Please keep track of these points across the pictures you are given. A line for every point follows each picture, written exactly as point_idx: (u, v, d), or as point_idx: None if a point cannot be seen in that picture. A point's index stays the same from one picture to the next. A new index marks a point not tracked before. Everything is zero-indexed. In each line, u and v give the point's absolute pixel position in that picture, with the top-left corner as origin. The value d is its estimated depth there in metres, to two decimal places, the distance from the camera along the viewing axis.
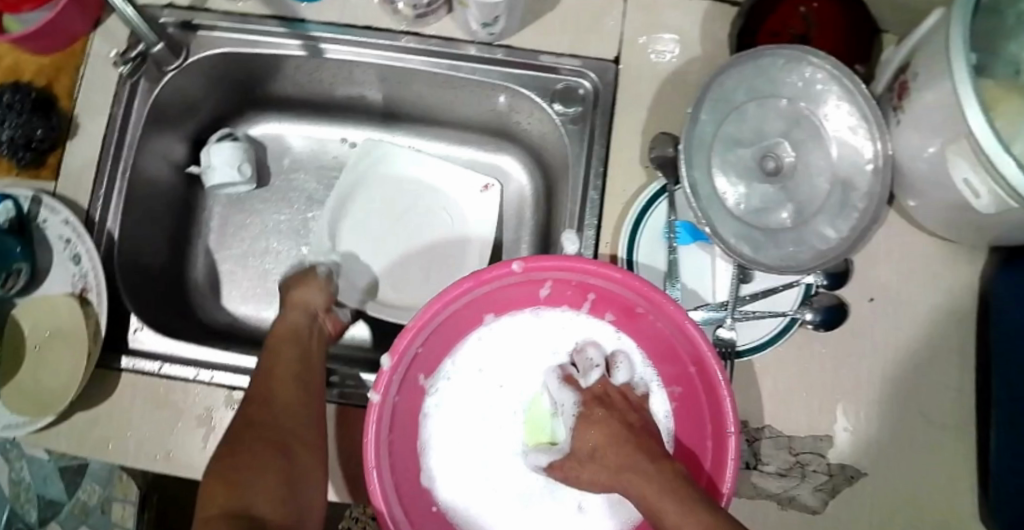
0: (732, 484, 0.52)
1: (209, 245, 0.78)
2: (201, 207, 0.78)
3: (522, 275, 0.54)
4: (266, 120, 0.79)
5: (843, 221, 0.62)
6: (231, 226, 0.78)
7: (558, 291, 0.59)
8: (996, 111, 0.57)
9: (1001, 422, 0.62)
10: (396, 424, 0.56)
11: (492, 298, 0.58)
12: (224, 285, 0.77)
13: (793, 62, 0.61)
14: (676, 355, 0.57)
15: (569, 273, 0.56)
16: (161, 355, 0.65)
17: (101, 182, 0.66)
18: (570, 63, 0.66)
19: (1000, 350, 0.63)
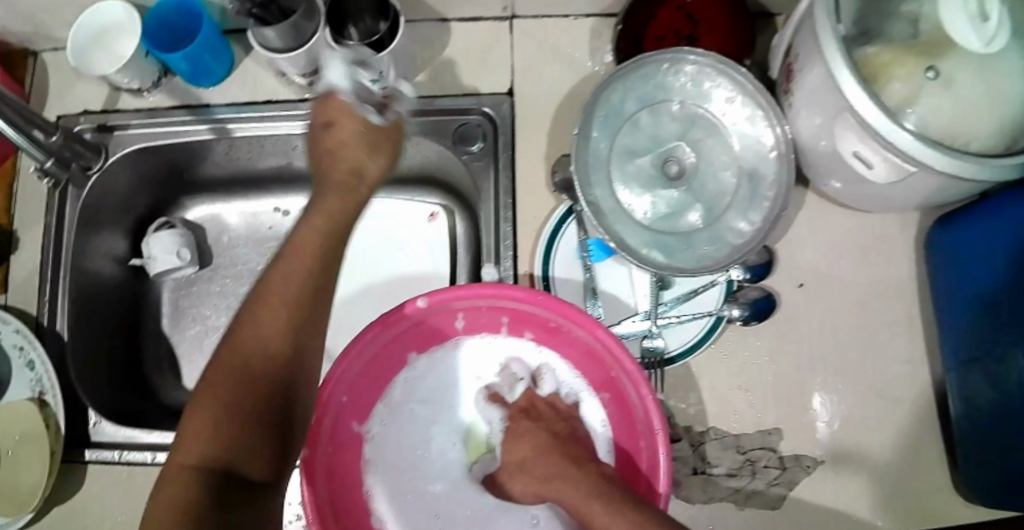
0: (667, 482, 0.53)
1: (162, 330, 0.79)
2: (153, 293, 0.80)
3: (429, 309, 0.57)
4: (200, 203, 0.81)
5: (755, 211, 0.61)
6: (182, 309, 0.79)
7: (473, 320, 0.61)
8: (886, 77, 0.54)
9: (958, 387, 0.61)
10: (335, 476, 0.58)
11: (409, 337, 0.60)
12: (183, 368, 0.78)
13: (677, 64, 0.61)
14: (597, 361, 0.58)
15: (476, 299, 0.57)
16: (121, 442, 0.67)
17: (46, 289, 0.69)
18: (463, 103, 0.67)
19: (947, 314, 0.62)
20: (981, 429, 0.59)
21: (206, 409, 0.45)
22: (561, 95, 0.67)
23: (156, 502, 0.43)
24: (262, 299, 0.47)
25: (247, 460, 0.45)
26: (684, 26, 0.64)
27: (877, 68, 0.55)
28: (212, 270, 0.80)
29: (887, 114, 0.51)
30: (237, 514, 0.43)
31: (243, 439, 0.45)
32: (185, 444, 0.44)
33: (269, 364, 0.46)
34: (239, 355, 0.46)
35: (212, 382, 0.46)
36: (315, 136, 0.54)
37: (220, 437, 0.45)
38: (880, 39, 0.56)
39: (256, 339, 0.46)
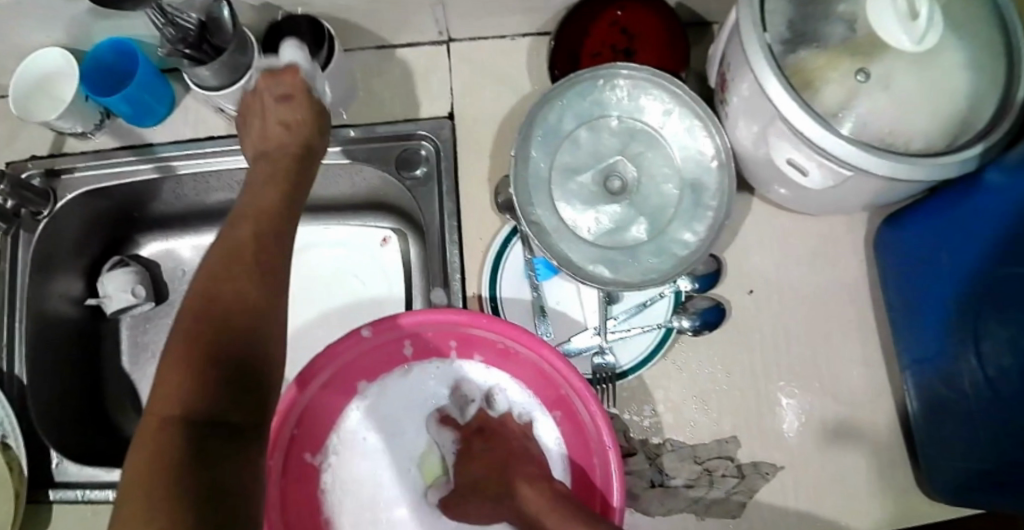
0: (620, 499, 0.52)
1: (123, 367, 0.80)
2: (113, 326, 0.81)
3: (373, 337, 0.56)
4: (152, 239, 0.82)
5: (699, 222, 0.61)
6: (138, 346, 0.80)
7: (422, 346, 0.61)
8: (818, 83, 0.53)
9: (915, 384, 0.60)
10: (290, 510, 0.57)
11: (358, 366, 0.60)
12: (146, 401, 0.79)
13: (612, 79, 0.62)
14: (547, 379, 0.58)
15: (421, 324, 0.57)
16: (84, 481, 0.68)
17: (2, 334, 0.69)
18: (405, 129, 0.67)
19: (901, 311, 0.61)
20: (938, 424, 0.58)
21: (181, 360, 0.40)
22: (501, 115, 0.67)
23: (132, 468, 0.37)
24: (228, 258, 0.45)
25: (234, 409, 0.40)
26: (619, 40, 0.64)
27: (810, 75, 0.53)
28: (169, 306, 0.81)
29: (824, 125, 0.51)
30: (225, 464, 0.38)
31: (229, 382, 0.40)
32: (156, 400, 0.39)
33: (247, 312, 0.43)
34: (210, 304, 0.43)
35: (185, 334, 0.41)
36: (268, 109, 0.58)
37: (202, 387, 0.39)
38: (817, 43, 0.53)
39: (227, 290, 0.44)
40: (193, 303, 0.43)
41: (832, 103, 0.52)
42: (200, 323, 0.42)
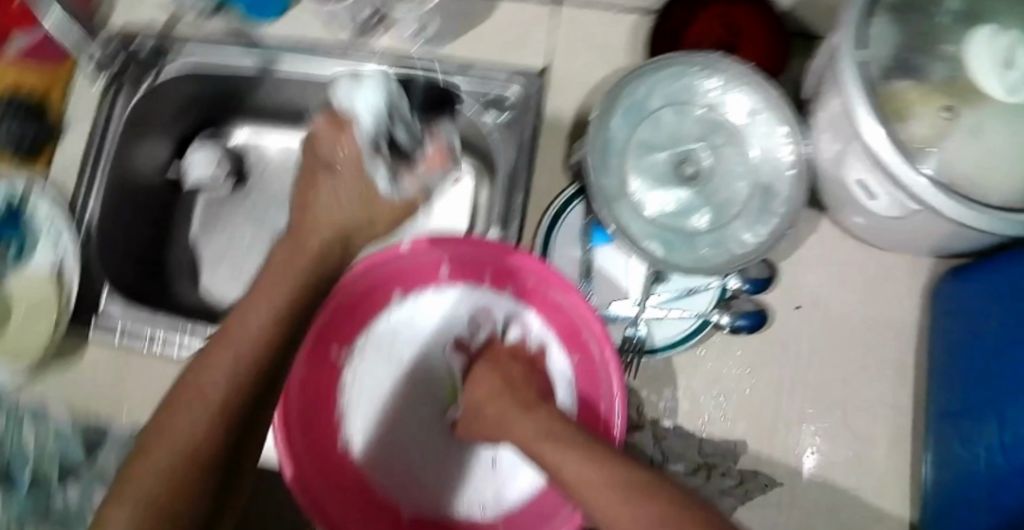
0: (621, 429, 0.56)
1: (191, 236, 0.84)
2: (188, 200, 0.85)
3: (409, 251, 0.61)
4: (240, 128, 0.84)
5: (762, 226, 0.62)
6: (212, 220, 0.84)
7: (457, 272, 0.64)
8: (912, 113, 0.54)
9: (938, 437, 0.60)
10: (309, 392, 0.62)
11: (394, 280, 0.64)
12: (203, 272, 0.83)
13: (708, 69, 0.61)
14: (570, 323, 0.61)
15: (455, 247, 0.61)
16: (124, 325, 0.71)
17: (84, 178, 0.74)
18: (502, 73, 0.67)
19: (942, 362, 0.60)
20: (947, 485, 0.57)
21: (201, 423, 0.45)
22: (592, 84, 0.67)
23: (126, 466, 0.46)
24: (240, 316, 0.49)
25: (191, 502, 0.44)
26: (724, 35, 0.64)
27: (902, 103, 0.54)
28: (245, 192, 0.84)
29: (903, 155, 0.50)
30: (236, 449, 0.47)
31: (235, 378, 0.46)
32: (173, 428, 0.45)
33: (251, 343, 0.48)
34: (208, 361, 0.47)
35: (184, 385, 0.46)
36: (319, 156, 0.58)
37: (199, 436, 0.45)
38: (919, 77, 0.55)
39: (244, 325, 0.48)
40: (207, 357, 0.47)
41: (925, 131, 0.54)
42: (257, 336, 0.48)
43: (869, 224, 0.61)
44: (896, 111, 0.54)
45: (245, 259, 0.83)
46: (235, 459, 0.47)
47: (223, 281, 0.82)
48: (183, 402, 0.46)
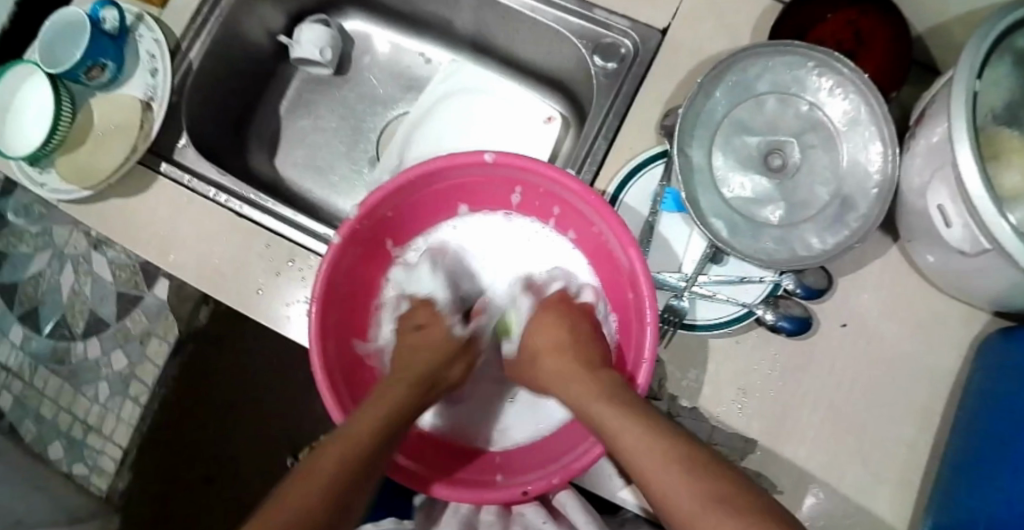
0: (638, 397, 0.56)
1: (279, 112, 0.90)
2: (287, 75, 0.91)
3: (491, 165, 0.58)
4: (359, 17, 0.91)
5: (831, 235, 0.61)
6: (302, 103, 0.91)
7: (529, 198, 0.63)
8: (1000, 165, 0.51)
9: (944, 495, 0.58)
10: (353, 273, 0.62)
11: (464, 186, 0.62)
12: (282, 149, 0.90)
13: (823, 66, 0.60)
14: (619, 281, 0.61)
15: (534, 177, 0.59)
16: (193, 170, 0.73)
17: (196, 22, 0.77)
18: (620, 23, 0.71)
19: (967, 421, 0.59)
20: None
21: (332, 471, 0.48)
22: (704, 57, 0.68)
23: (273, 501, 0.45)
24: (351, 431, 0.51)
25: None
26: (847, 40, 0.64)
27: (997, 152, 0.51)
28: (344, 80, 0.91)
29: (991, 193, 0.47)
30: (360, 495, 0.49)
31: (406, 402, 0.56)
32: (310, 470, 0.47)
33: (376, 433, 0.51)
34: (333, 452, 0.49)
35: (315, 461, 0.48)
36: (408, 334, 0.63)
37: (339, 474, 0.48)
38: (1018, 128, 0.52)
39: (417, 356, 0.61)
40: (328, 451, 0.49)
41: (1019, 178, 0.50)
42: (376, 426, 0.52)
43: (938, 265, 0.59)
44: (992, 151, 0.51)
45: (326, 145, 0.90)
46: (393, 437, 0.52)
47: (298, 166, 0.89)
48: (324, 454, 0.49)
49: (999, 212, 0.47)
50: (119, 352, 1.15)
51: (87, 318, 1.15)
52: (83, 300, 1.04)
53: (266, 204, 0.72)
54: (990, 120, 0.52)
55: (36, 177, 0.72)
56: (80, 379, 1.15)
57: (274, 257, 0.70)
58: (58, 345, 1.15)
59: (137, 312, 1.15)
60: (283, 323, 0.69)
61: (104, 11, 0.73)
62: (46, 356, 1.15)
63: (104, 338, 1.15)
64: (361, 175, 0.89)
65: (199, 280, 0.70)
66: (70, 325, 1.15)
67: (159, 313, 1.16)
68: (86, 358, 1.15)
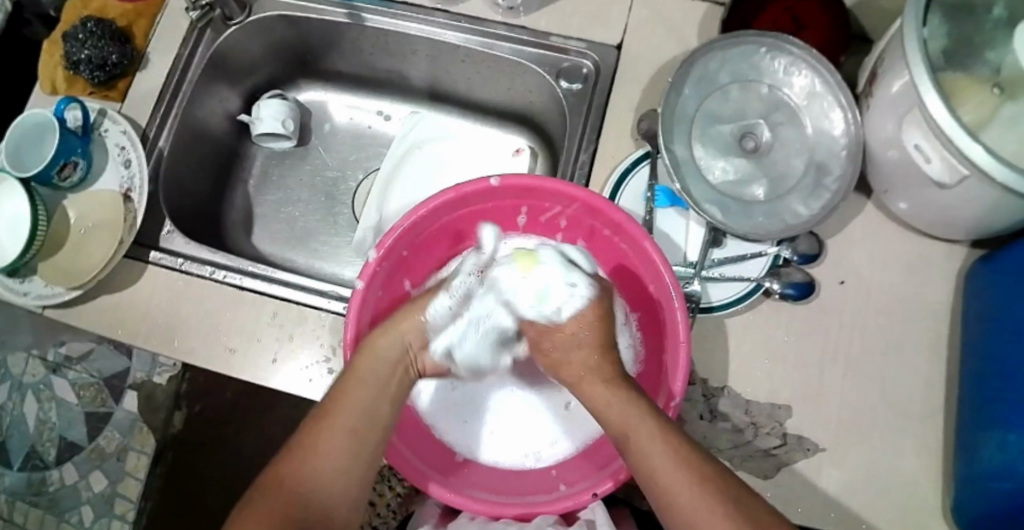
0: (681, 385, 0.57)
1: (248, 190, 0.90)
2: (249, 153, 0.91)
3: (498, 188, 0.61)
4: (314, 88, 0.92)
5: (815, 200, 0.66)
6: (270, 177, 0.91)
7: (535, 216, 0.67)
8: (958, 101, 0.56)
9: (969, 415, 0.62)
10: (378, 316, 0.64)
11: (472, 215, 0.65)
12: (257, 225, 0.89)
13: (775, 49, 0.67)
14: (639, 275, 0.64)
15: (539, 192, 0.62)
16: (184, 254, 0.72)
17: (161, 108, 0.77)
18: (577, 45, 0.75)
19: (972, 345, 0.63)
20: (978, 464, 0.59)
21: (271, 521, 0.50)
22: (659, 63, 0.73)
23: None
24: (296, 469, 0.53)
25: None
26: (789, 24, 0.71)
27: (953, 89, 0.56)
28: (306, 150, 0.92)
29: (960, 121, 0.52)
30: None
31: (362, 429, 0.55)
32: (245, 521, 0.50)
33: (335, 472, 0.54)
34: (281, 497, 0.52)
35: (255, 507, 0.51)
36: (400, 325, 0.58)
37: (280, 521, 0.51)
38: (962, 68, 0.57)
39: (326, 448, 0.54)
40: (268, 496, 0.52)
41: (973, 115, 0.55)
42: (331, 465, 0.54)
43: (913, 208, 0.65)
44: (948, 95, 0.55)
45: (303, 214, 0.90)
46: (345, 471, 0.54)
47: (278, 239, 0.89)
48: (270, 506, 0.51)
49: (969, 136, 0.52)
50: (97, 472, 1.07)
51: (57, 444, 1.07)
52: (64, 423, 1.07)
53: (267, 273, 0.71)
54: (942, 64, 0.57)
55: (16, 287, 0.70)
56: (60, 507, 1.06)
57: (282, 325, 0.69)
58: (34, 477, 1.07)
59: (109, 430, 1.08)
60: (304, 386, 0.67)
61: (68, 109, 0.72)
62: (24, 490, 1.07)
63: (80, 460, 1.07)
64: (345, 235, 0.89)
65: (210, 361, 0.68)
66: (42, 455, 1.07)
67: (132, 426, 1.08)
68: (65, 484, 1.07)
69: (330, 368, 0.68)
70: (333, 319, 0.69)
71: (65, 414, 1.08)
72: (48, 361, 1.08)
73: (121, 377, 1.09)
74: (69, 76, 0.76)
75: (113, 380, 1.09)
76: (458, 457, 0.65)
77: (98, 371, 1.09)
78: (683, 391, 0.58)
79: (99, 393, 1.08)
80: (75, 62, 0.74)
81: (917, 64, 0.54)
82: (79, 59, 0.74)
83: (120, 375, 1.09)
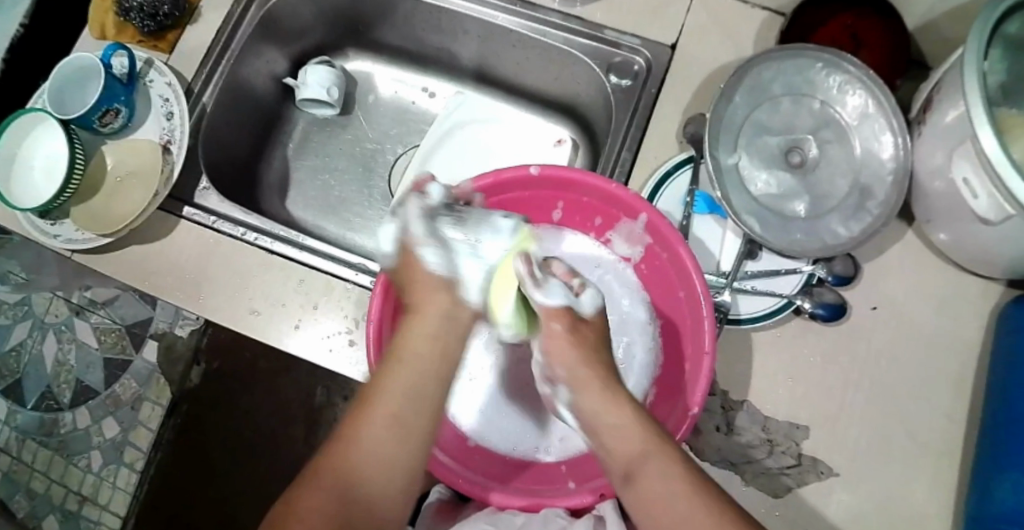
0: (700, 399, 0.56)
1: (286, 154, 0.90)
2: (291, 118, 0.90)
3: (537, 177, 0.60)
4: (361, 59, 0.91)
5: (855, 222, 0.65)
6: (309, 143, 0.91)
7: (570, 211, 0.67)
8: (1013, 138, 0.54)
9: (986, 455, 0.61)
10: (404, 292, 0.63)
11: (508, 203, 0.65)
12: (292, 190, 0.89)
13: (832, 66, 0.65)
14: (671, 282, 0.63)
15: (578, 186, 0.62)
16: (218, 212, 0.72)
17: (208, 63, 0.76)
18: (630, 41, 0.74)
19: (996, 386, 0.62)
20: (990, 505, 0.58)
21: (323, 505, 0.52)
22: (712, 68, 0.72)
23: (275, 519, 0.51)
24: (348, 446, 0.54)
25: None
26: (847, 43, 0.70)
27: (1010, 125, 0.55)
28: (347, 120, 0.92)
29: (1012, 160, 0.51)
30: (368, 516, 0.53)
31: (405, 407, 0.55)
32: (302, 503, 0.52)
33: (385, 456, 0.54)
34: (336, 478, 0.53)
35: (308, 489, 0.52)
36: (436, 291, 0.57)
37: (333, 502, 0.52)
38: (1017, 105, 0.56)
39: (375, 430, 0.54)
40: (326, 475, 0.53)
41: None
42: (383, 447, 0.54)
43: (953, 241, 0.64)
44: (1002, 131, 0.54)
45: (339, 184, 0.90)
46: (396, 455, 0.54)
47: (311, 206, 0.89)
48: (323, 488, 0.52)
49: (1019, 176, 0.51)
50: (111, 420, 1.09)
51: (73, 387, 1.10)
52: (81, 366, 1.10)
53: (298, 240, 0.71)
54: (999, 98, 0.56)
55: (47, 229, 0.71)
56: (69, 450, 1.09)
57: (309, 291, 0.69)
58: (46, 418, 1.10)
59: (127, 377, 1.10)
60: (323, 355, 0.68)
61: (115, 56, 0.73)
62: (35, 430, 1.10)
63: (94, 406, 1.10)
64: (378, 208, 0.88)
65: (234, 322, 0.69)
66: (58, 396, 1.10)
67: (150, 377, 1.10)
68: (76, 427, 1.09)
69: (351, 339, 0.68)
70: (363, 292, 0.69)
71: (84, 358, 1.10)
72: (72, 302, 1.11)
73: (143, 325, 1.10)
74: (119, 22, 0.76)
75: (135, 328, 1.10)
76: (469, 442, 0.66)
77: (121, 318, 1.10)
78: (702, 404, 0.57)
79: (121, 339, 1.10)
80: (126, 9, 0.75)
81: (973, 96, 0.53)
82: (131, 6, 0.75)
83: (142, 324, 1.10)
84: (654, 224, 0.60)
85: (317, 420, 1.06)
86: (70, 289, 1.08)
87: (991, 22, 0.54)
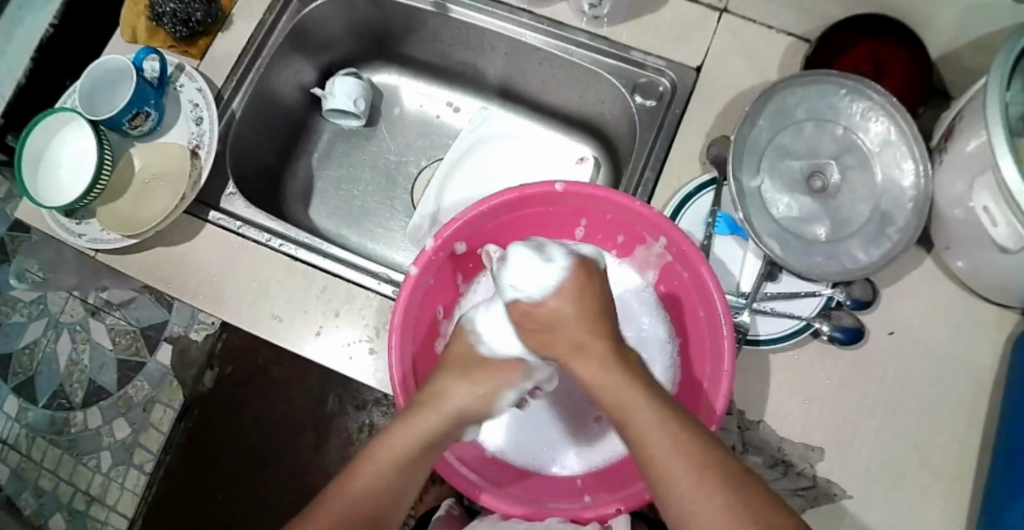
0: (718, 419, 0.57)
1: (311, 162, 0.91)
2: (317, 127, 0.91)
3: (562, 194, 0.61)
4: (386, 71, 0.93)
5: (875, 247, 0.65)
6: (334, 152, 0.92)
7: (593, 229, 0.67)
8: None
9: (999, 481, 0.61)
10: (426, 303, 0.64)
11: (532, 217, 0.65)
12: (315, 198, 0.90)
13: (855, 93, 0.66)
14: (691, 303, 0.64)
15: (601, 203, 0.62)
16: (243, 217, 0.73)
17: (238, 71, 0.77)
18: (656, 62, 0.75)
19: (1010, 414, 0.63)
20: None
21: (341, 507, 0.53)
22: (737, 91, 0.73)
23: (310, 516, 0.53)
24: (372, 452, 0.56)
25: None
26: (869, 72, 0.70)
27: None
28: (372, 131, 0.93)
29: None
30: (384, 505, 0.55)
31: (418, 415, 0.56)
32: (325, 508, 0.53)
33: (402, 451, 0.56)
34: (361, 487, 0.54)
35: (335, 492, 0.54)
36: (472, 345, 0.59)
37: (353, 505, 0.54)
38: None
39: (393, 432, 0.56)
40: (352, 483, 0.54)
41: None
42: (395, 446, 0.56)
43: (970, 268, 0.65)
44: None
45: (362, 194, 0.91)
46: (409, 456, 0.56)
47: (334, 214, 0.90)
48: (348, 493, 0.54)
49: None
50: (121, 421, 1.09)
51: (85, 387, 1.10)
52: (95, 367, 1.11)
53: (321, 247, 0.71)
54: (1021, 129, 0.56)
55: (73, 228, 0.71)
56: (79, 449, 1.09)
57: (332, 298, 0.69)
58: (57, 416, 1.10)
59: (139, 379, 1.10)
60: (343, 362, 0.68)
61: (146, 60, 0.73)
62: (45, 428, 1.10)
63: (105, 407, 1.10)
64: (398, 218, 0.89)
65: (257, 327, 0.69)
66: (69, 395, 1.10)
67: (163, 379, 1.10)
68: (87, 427, 1.10)
69: (372, 348, 0.68)
70: (387, 301, 0.70)
71: (98, 358, 1.11)
72: (88, 303, 1.12)
73: (157, 328, 1.11)
74: (152, 27, 0.77)
75: (149, 331, 1.11)
76: (487, 453, 0.65)
77: (136, 320, 1.11)
78: (719, 423, 0.58)
79: (135, 341, 1.11)
80: (159, 14, 0.76)
81: (996, 125, 0.53)
82: (164, 12, 0.75)
83: (157, 327, 1.11)
84: (676, 243, 0.60)
85: (326, 428, 1.06)
86: (87, 289, 1.09)
87: (1014, 55, 0.55)
